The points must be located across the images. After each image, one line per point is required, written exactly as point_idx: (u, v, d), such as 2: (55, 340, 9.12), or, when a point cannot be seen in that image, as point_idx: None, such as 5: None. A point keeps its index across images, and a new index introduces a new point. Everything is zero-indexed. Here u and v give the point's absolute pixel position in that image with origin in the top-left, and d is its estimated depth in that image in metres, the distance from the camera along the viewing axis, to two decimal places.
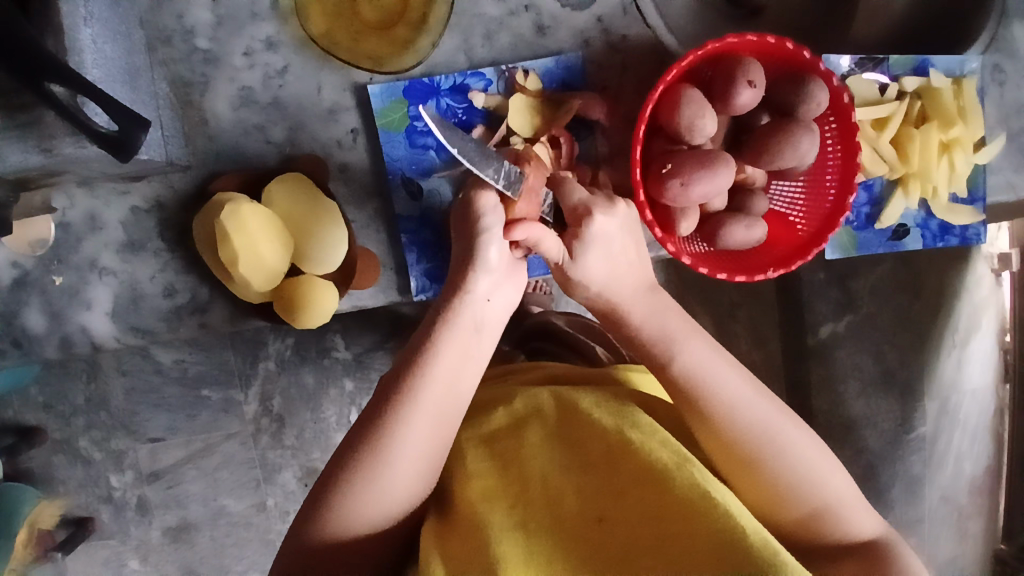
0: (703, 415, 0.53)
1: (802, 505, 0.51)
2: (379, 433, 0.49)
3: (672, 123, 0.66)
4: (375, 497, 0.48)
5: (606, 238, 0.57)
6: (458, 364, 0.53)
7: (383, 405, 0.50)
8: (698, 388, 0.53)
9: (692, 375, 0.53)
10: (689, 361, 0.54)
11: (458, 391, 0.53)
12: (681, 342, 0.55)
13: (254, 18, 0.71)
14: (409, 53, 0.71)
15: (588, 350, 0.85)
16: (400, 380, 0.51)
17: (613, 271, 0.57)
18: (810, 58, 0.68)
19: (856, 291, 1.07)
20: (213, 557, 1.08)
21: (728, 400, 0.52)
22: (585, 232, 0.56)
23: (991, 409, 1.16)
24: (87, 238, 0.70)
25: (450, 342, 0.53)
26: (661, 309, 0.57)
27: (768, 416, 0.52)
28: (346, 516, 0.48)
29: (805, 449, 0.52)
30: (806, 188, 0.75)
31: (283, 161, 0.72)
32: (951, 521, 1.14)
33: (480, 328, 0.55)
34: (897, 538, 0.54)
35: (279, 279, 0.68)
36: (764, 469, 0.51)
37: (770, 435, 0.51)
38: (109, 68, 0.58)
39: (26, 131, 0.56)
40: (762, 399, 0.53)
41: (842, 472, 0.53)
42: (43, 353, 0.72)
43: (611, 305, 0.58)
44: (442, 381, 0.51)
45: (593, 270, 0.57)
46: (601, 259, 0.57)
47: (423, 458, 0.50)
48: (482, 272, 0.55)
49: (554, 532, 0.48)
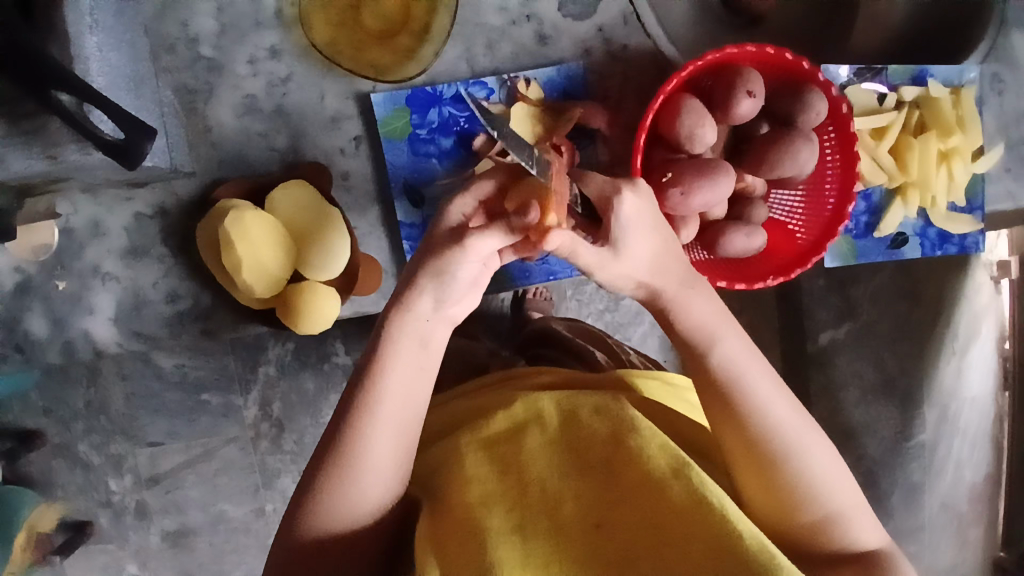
0: (730, 418, 0.51)
1: (811, 513, 0.51)
2: (338, 453, 0.49)
3: (673, 132, 0.67)
4: (346, 503, 0.49)
5: (639, 222, 0.49)
6: (409, 375, 0.51)
7: (337, 427, 0.50)
8: (734, 382, 0.51)
9: (730, 369, 0.51)
10: (726, 356, 0.52)
11: (409, 408, 0.51)
12: (722, 334, 0.52)
13: (259, 27, 0.71)
14: (413, 62, 0.71)
15: (588, 355, 0.85)
16: (350, 401, 0.50)
17: (653, 256, 0.51)
18: (809, 69, 0.69)
19: (857, 299, 1.09)
20: (213, 562, 1.08)
21: (754, 404, 0.51)
22: (616, 214, 0.49)
23: (991, 416, 1.14)
24: (90, 244, 0.71)
25: (397, 355, 0.51)
26: (694, 296, 0.53)
27: (792, 420, 0.51)
28: (327, 519, 0.49)
29: (822, 458, 0.52)
30: (806, 197, 0.76)
31: (286, 169, 0.73)
32: (949, 529, 1.14)
33: (427, 341, 0.52)
34: (895, 548, 0.54)
35: (282, 285, 0.69)
36: (783, 469, 0.50)
37: (784, 446, 0.50)
38: (114, 76, 0.58)
39: (30, 139, 0.56)
40: (787, 403, 0.52)
41: (849, 480, 0.53)
42: (45, 359, 0.72)
43: (657, 297, 0.53)
44: (390, 401, 0.50)
45: (631, 259, 0.50)
46: (641, 245, 0.50)
47: (388, 467, 0.50)
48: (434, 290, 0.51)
49: (552, 537, 0.48)
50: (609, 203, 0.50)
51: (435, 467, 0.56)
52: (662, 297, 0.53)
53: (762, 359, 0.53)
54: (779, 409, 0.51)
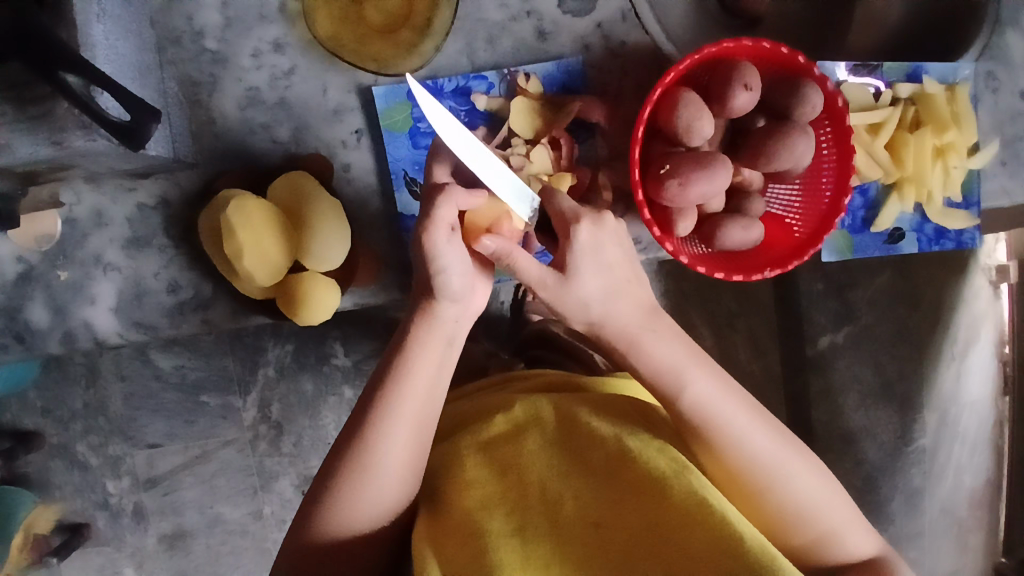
0: (704, 444, 0.54)
1: (804, 534, 0.53)
2: (357, 453, 0.51)
3: (670, 125, 0.68)
4: (362, 504, 0.51)
5: (595, 251, 0.54)
6: (431, 375, 0.53)
7: (357, 424, 0.51)
8: (703, 421, 0.54)
9: (701, 409, 0.54)
10: (696, 392, 0.54)
11: (429, 406, 0.53)
12: (690, 371, 0.55)
13: (262, 21, 0.72)
14: (415, 56, 0.72)
15: (587, 357, 0.87)
16: (369, 402, 0.52)
17: (607, 291, 0.55)
18: (804, 63, 0.70)
19: (855, 302, 1.07)
20: (209, 565, 1.07)
21: (729, 436, 0.53)
22: (571, 244, 0.53)
23: (991, 421, 1.15)
24: (93, 233, 0.71)
25: (420, 357, 0.52)
26: (654, 330, 0.56)
27: (771, 446, 0.54)
28: (343, 520, 0.51)
29: (806, 478, 0.54)
30: (803, 191, 0.76)
31: (288, 161, 0.74)
32: (951, 535, 1.14)
33: (452, 343, 0.54)
34: (890, 551, 0.57)
35: (282, 275, 0.69)
36: (766, 484, 0.53)
37: (766, 476, 0.53)
38: (121, 64, 0.60)
39: (37, 123, 0.57)
40: (764, 429, 0.54)
41: (841, 497, 0.56)
42: (45, 348, 0.72)
43: (618, 337, 0.55)
44: (414, 400, 0.52)
45: (588, 292, 0.54)
46: (595, 275, 0.54)
47: (404, 468, 0.52)
48: (447, 299, 0.52)
49: (552, 538, 0.49)
50: (567, 230, 0.54)
51: (437, 467, 0.57)
52: (625, 337, 0.55)
53: (730, 392, 0.55)
54: (757, 437, 0.54)
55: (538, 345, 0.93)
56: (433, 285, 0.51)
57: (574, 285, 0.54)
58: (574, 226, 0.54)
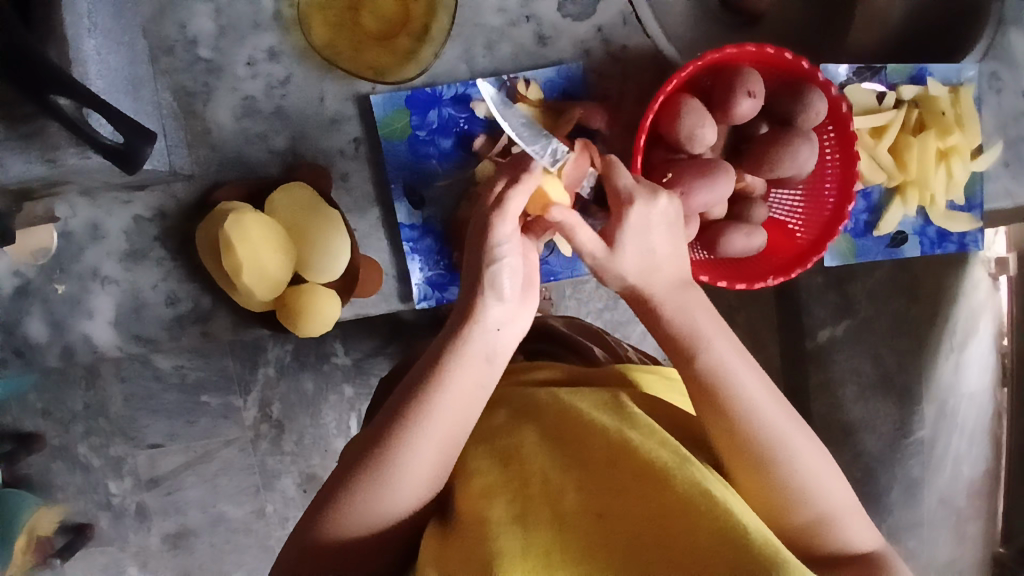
0: (718, 415, 0.50)
1: (805, 512, 0.49)
2: (380, 453, 0.46)
3: (672, 132, 0.67)
4: (372, 508, 0.46)
5: (644, 229, 0.52)
6: (472, 387, 0.49)
7: (386, 423, 0.47)
8: (717, 385, 0.50)
9: (714, 373, 0.50)
10: (713, 359, 0.51)
11: (464, 418, 0.49)
12: (710, 335, 0.51)
13: (257, 28, 0.71)
14: (412, 63, 0.71)
15: (587, 351, 0.83)
16: (401, 405, 0.48)
17: (649, 257, 0.52)
18: (808, 68, 0.69)
19: (855, 296, 1.08)
20: (212, 563, 1.06)
21: (741, 406, 0.49)
22: (624, 221, 0.52)
23: (989, 412, 1.10)
24: (90, 247, 0.70)
25: (464, 364, 0.49)
26: (688, 300, 0.53)
27: (780, 420, 0.50)
28: (349, 523, 0.46)
29: (812, 458, 0.50)
30: (806, 196, 0.76)
31: (285, 172, 0.73)
32: (948, 525, 1.09)
33: (494, 357, 0.50)
34: (891, 549, 0.52)
35: (282, 288, 0.69)
36: (775, 471, 0.49)
37: (777, 446, 0.49)
38: (113, 79, 0.58)
39: (29, 142, 0.56)
40: (775, 402, 0.51)
41: (841, 481, 0.52)
42: (44, 363, 0.72)
43: (644, 299, 0.53)
44: (450, 407, 0.48)
45: (628, 262, 0.52)
46: (639, 252, 0.52)
47: (428, 475, 0.47)
48: (494, 297, 0.50)
49: (555, 529, 0.45)
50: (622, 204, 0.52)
51: None
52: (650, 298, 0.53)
53: (747, 356, 0.52)
54: (768, 408, 0.50)
55: (538, 338, 0.88)
56: (485, 277, 0.49)
57: (614, 257, 0.52)
58: (629, 203, 0.52)
